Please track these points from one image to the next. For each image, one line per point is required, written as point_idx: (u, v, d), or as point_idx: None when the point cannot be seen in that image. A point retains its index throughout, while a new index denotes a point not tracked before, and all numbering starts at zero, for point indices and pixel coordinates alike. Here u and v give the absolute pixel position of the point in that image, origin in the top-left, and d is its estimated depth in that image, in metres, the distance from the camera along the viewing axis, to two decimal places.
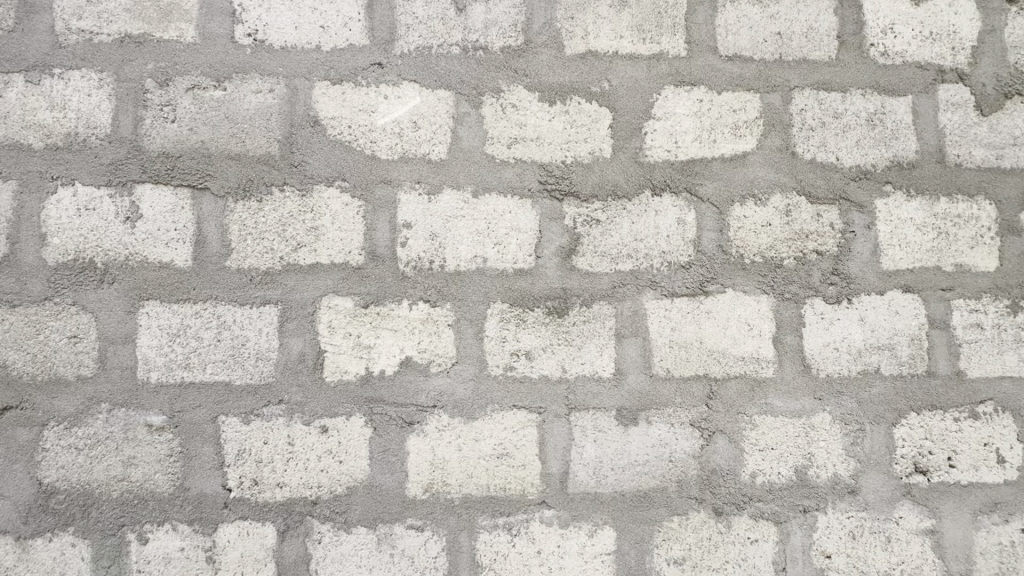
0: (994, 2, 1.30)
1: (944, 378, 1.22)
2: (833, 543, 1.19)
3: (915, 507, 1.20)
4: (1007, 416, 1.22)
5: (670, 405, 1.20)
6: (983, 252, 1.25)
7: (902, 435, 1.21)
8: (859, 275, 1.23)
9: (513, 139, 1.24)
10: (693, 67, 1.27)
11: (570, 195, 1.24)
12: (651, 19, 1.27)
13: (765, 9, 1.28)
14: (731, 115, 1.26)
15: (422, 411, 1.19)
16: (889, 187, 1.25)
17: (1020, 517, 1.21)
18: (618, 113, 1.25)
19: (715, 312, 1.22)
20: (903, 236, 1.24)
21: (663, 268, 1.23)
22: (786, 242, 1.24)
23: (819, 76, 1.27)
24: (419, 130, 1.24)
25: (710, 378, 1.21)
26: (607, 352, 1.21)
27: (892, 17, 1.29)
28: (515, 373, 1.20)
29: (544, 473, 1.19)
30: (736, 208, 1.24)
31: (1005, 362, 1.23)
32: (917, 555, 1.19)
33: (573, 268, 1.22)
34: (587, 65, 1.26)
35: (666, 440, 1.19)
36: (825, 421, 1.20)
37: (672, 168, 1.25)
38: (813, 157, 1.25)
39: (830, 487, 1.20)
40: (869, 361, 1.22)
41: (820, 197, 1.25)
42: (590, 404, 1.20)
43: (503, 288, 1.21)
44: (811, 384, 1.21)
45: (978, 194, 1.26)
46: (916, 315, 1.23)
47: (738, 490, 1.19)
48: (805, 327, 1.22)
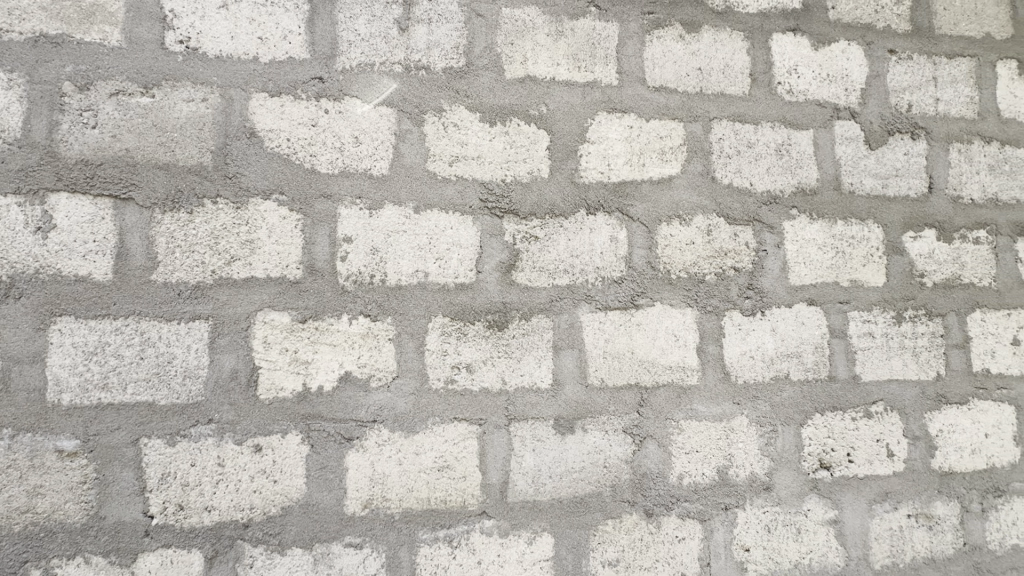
0: (878, 51, 1.49)
1: (843, 382, 1.36)
2: (751, 537, 1.29)
3: (821, 500, 1.32)
4: (894, 414, 1.38)
5: (604, 413, 1.26)
6: (873, 269, 1.41)
7: (809, 435, 1.33)
8: (771, 290, 1.36)
9: (455, 157, 1.28)
10: (624, 95, 1.36)
11: (510, 212, 1.28)
12: (586, 50, 1.35)
13: (688, 46, 1.40)
14: (658, 141, 1.36)
15: (361, 426, 1.18)
16: (795, 211, 1.39)
17: (908, 504, 1.36)
18: (555, 135, 1.32)
19: (645, 324, 1.30)
20: (807, 255, 1.38)
21: (598, 283, 1.29)
22: (708, 259, 1.34)
23: (734, 109, 1.40)
24: (361, 145, 1.25)
25: (641, 387, 1.28)
26: (545, 363, 1.26)
27: (795, 60, 1.45)
28: (456, 386, 1.22)
29: (484, 484, 1.21)
30: (664, 227, 1.33)
31: (893, 367, 1.39)
32: (823, 544, 1.32)
33: (512, 282, 1.27)
34: (526, 89, 1.32)
35: (600, 447, 1.25)
36: (743, 424, 1.31)
37: (605, 189, 1.32)
38: (730, 181, 1.37)
39: (747, 485, 1.30)
40: (780, 368, 1.34)
41: (736, 219, 1.37)
42: (529, 414, 1.24)
43: (444, 303, 1.24)
44: (731, 389, 1.31)
45: (868, 218, 1.43)
46: (819, 326, 1.37)
47: (667, 491, 1.27)
48: (725, 337, 1.33)
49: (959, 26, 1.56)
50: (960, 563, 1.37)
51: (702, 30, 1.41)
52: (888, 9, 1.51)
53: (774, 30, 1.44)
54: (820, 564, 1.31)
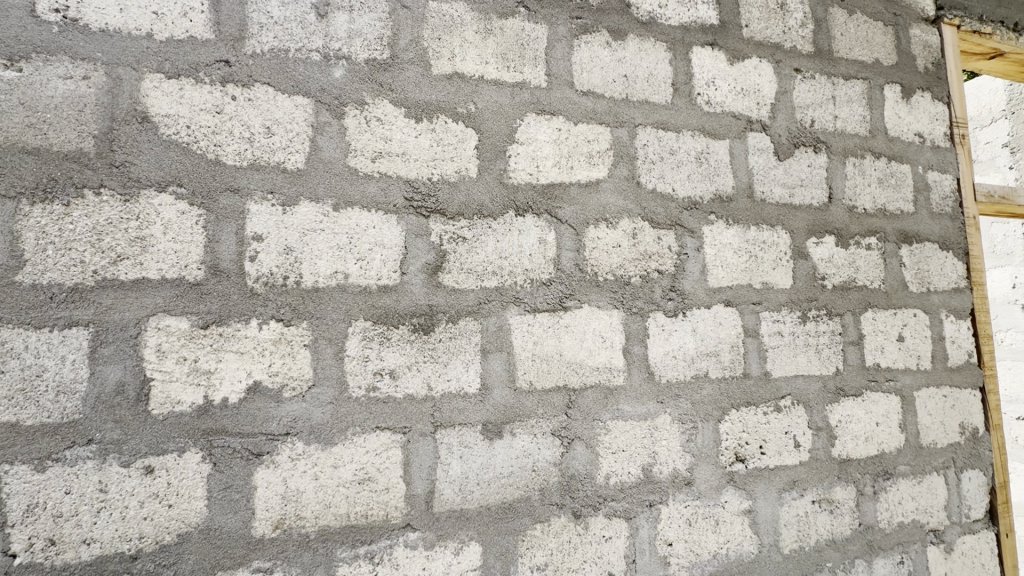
0: (786, 70, 1.60)
1: (756, 379, 1.44)
2: (673, 532, 1.32)
3: (737, 491, 1.39)
4: (801, 407, 1.48)
5: (533, 416, 1.25)
6: (782, 272, 1.51)
7: (726, 430, 1.40)
8: (691, 292, 1.41)
9: (378, 153, 1.22)
10: (552, 98, 1.36)
11: (436, 212, 1.24)
12: (515, 50, 1.34)
13: (614, 53, 1.42)
14: (585, 144, 1.37)
15: (272, 440, 1.09)
16: (713, 216, 1.46)
17: (812, 491, 1.46)
18: (483, 135, 1.30)
19: (573, 326, 1.30)
20: (724, 258, 1.45)
21: (526, 285, 1.28)
22: (633, 261, 1.37)
23: (658, 116, 1.44)
24: (274, 137, 1.16)
25: (569, 389, 1.28)
26: (473, 367, 1.22)
27: (713, 73, 1.52)
28: (378, 393, 1.16)
29: (409, 495, 1.16)
30: (591, 230, 1.35)
31: (799, 363, 1.49)
32: (739, 533, 1.38)
33: (438, 284, 1.23)
34: (453, 86, 1.29)
35: (529, 450, 1.24)
36: (666, 422, 1.35)
37: (533, 191, 1.32)
38: (654, 187, 1.42)
39: (670, 481, 1.34)
40: (700, 366, 1.40)
41: (660, 223, 1.41)
42: (456, 420, 1.20)
43: (366, 306, 1.17)
44: (655, 389, 1.35)
45: (778, 224, 1.53)
46: (735, 326, 1.44)
47: (595, 491, 1.28)
48: (650, 338, 1.36)
49: (854, 50, 1.71)
50: (856, 542, 1.49)
51: (627, 38, 1.44)
52: (794, 31, 1.63)
53: (694, 43, 1.51)
54: (736, 552, 1.37)
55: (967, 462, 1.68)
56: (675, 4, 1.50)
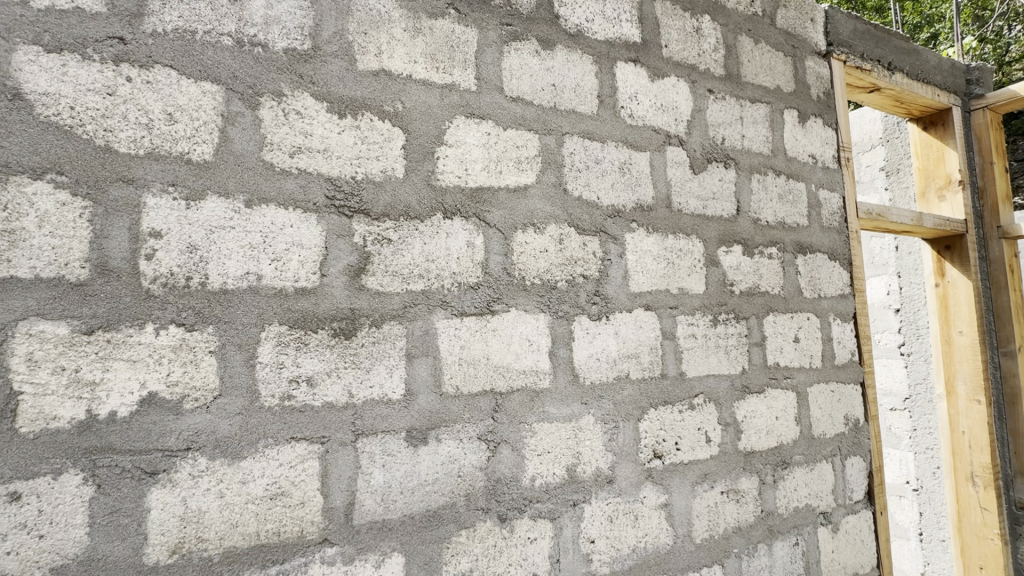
0: (701, 90, 1.72)
1: (672, 379, 1.53)
2: (595, 530, 1.36)
3: (654, 487, 1.46)
4: (712, 405, 1.59)
5: (459, 421, 1.24)
6: (696, 279, 1.61)
7: (645, 428, 1.46)
8: (614, 296, 1.47)
9: (297, 148, 1.16)
10: (482, 101, 1.36)
11: (360, 212, 1.20)
12: (444, 51, 1.33)
13: (543, 62, 1.45)
14: (514, 150, 1.39)
15: (170, 457, 0.99)
16: (634, 224, 1.53)
17: (721, 483, 1.57)
18: (410, 135, 1.27)
19: (500, 330, 1.31)
20: (644, 264, 1.53)
21: (453, 288, 1.27)
22: (560, 266, 1.40)
23: (584, 126, 1.49)
24: (177, 124, 1.06)
25: (495, 392, 1.29)
26: (397, 372, 1.19)
27: (635, 88, 1.60)
28: (293, 402, 1.09)
29: (327, 508, 1.10)
30: (519, 234, 1.36)
31: (711, 364, 1.60)
32: (656, 527, 1.45)
33: (362, 287, 1.18)
34: (379, 83, 1.25)
35: (454, 455, 1.23)
36: (590, 422, 1.39)
37: (462, 194, 1.31)
38: (580, 194, 1.46)
39: (593, 480, 1.38)
40: (622, 368, 1.45)
41: (585, 229, 1.45)
42: (378, 428, 1.16)
43: (280, 309, 1.11)
44: (580, 391, 1.39)
45: (692, 233, 1.63)
46: (654, 329, 1.51)
47: (520, 494, 1.29)
48: (575, 341, 1.40)
49: (759, 76, 1.87)
50: (758, 528, 1.62)
51: (556, 49, 1.48)
52: (707, 55, 1.75)
53: (618, 58, 1.57)
54: (653, 545, 1.44)
55: (850, 449, 1.88)
56: (601, 20, 1.56)
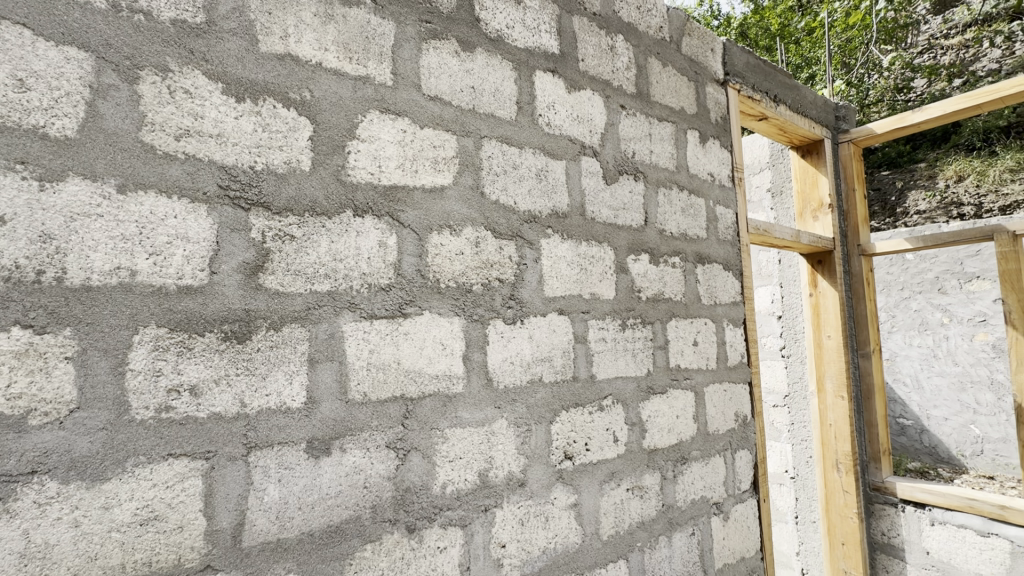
0: (614, 105, 1.80)
1: (584, 381, 1.58)
2: (506, 534, 1.36)
3: (564, 487, 1.49)
4: (620, 406, 1.66)
5: (366, 429, 1.18)
6: (606, 285, 1.68)
7: (557, 430, 1.49)
8: (529, 300, 1.49)
9: (184, 130, 1.04)
10: (398, 97, 1.32)
11: (259, 205, 1.10)
12: (358, 41, 1.27)
13: (462, 63, 1.44)
14: (431, 149, 1.36)
15: (9, 483, 0.84)
16: (550, 230, 1.56)
17: (627, 480, 1.64)
18: (319, 126, 1.20)
19: (412, 333, 1.27)
20: (558, 270, 1.56)
21: (362, 289, 1.21)
22: (475, 269, 1.39)
23: (502, 130, 1.50)
24: (29, 92, 0.91)
25: (406, 398, 1.24)
26: (297, 379, 1.11)
27: (553, 97, 1.63)
28: (172, 414, 0.98)
29: (210, 530, 0.99)
30: (434, 236, 1.33)
31: (619, 366, 1.67)
32: (565, 527, 1.48)
33: (259, 287, 1.09)
34: (285, 68, 1.16)
35: (360, 466, 1.16)
36: (503, 426, 1.39)
37: (374, 192, 1.25)
38: (498, 198, 1.46)
39: (505, 484, 1.38)
40: (535, 371, 1.47)
41: (502, 233, 1.46)
42: (274, 440, 1.07)
43: (159, 309, 0.98)
44: (493, 395, 1.38)
45: (604, 241, 1.70)
46: (566, 333, 1.55)
47: (430, 502, 1.25)
48: (489, 345, 1.39)
49: (666, 97, 2.00)
50: (659, 521, 1.72)
51: (476, 51, 1.47)
52: (621, 72, 1.85)
53: (537, 67, 1.61)
54: (562, 545, 1.47)
55: (740, 443, 2.06)
56: (522, 28, 1.59)
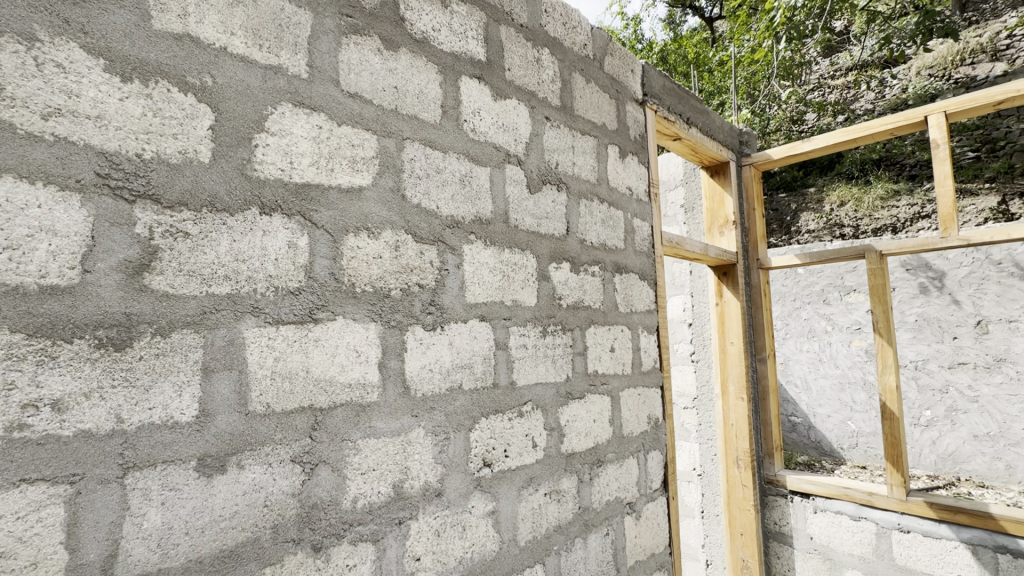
0: (539, 116, 1.84)
1: (504, 387, 1.58)
2: (421, 546, 1.32)
3: (482, 495, 1.48)
4: (539, 411, 1.68)
5: (268, 443, 1.09)
6: (528, 292, 1.70)
7: (476, 437, 1.48)
8: (449, 306, 1.47)
9: (53, 109, 0.91)
10: (313, 91, 1.25)
11: (146, 197, 0.99)
12: (269, 29, 1.19)
13: (385, 62, 1.40)
14: (349, 148, 1.30)
15: None
16: (472, 236, 1.56)
17: (545, 485, 1.67)
18: (221, 115, 1.10)
19: (323, 340, 1.20)
20: (480, 277, 1.56)
21: (268, 293, 1.13)
22: (394, 274, 1.35)
23: (426, 133, 1.48)
24: None
25: (315, 409, 1.17)
26: (188, 391, 1.01)
27: (478, 104, 1.64)
28: (27, 433, 0.85)
29: (73, 565, 0.87)
30: (350, 238, 1.28)
31: (539, 372, 1.70)
32: (482, 535, 1.47)
33: (143, 288, 0.98)
34: (183, 50, 1.06)
35: (260, 483, 1.08)
36: (420, 435, 1.35)
37: (284, 189, 1.18)
38: (419, 202, 1.43)
39: (421, 495, 1.34)
40: (455, 378, 1.45)
41: (423, 237, 1.43)
42: (158, 459, 0.96)
43: (14, 313, 0.85)
44: (410, 403, 1.34)
45: (527, 248, 1.72)
46: (487, 339, 1.55)
47: (339, 519, 1.18)
48: (407, 352, 1.35)
49: (588, 112, 2.08)
50: (575, 523, 1.76)
51: (399, 51, 1.44)
52: (546, 84, 1.89)
53: (463, 72, 1.60)
54: (479, 554, 1.46)
55: (651, 445, 2.16)
56: (448, 32, 1.57)
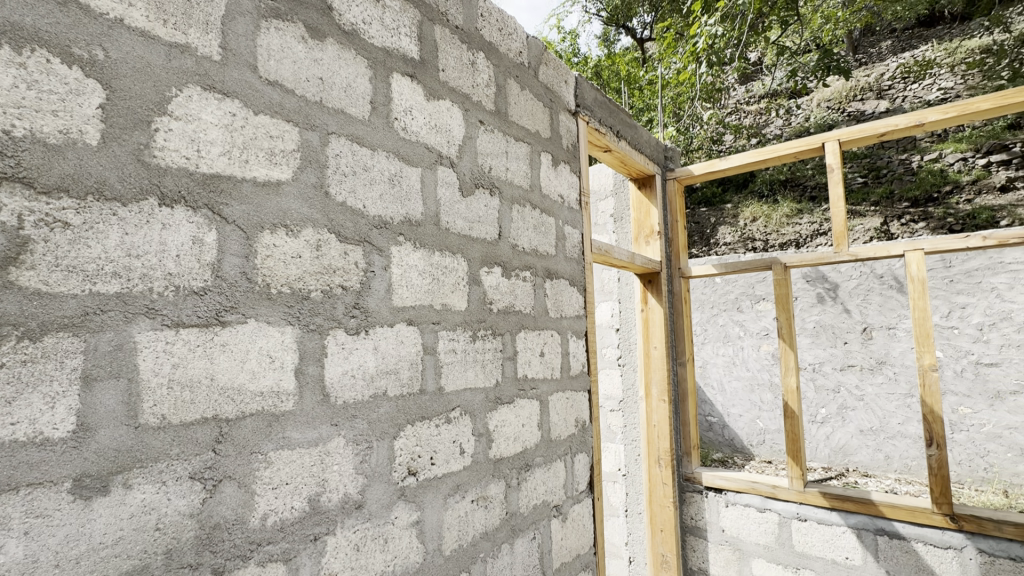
0: (472, 119, 1.83)
1: (431, 393, 1.55)
2: (339, 562, 1.26)
3: (406, 505, 1.43)
4: (467, 417, 1.66)
5: (162, 459, 0.99)
6: (459, 296, 1.68)
7: (401, 445, 1.43)
8: (375, 310, 1.41)
9: None
10: (226, 76, 1.16)
11: (14, 181, 0.87)
12: (176, 3, 1.09)
13: (310, 51, 1.33)
14: (266, 139, 1.22)
15: None
16: (401, 238, 1.51)
17: (472, 491, 1.64)
18: (114, 93, 0.99)
19: (231, 345, 1.11)
20: (409, 280, 1.52)
21: (166, 293, 1.02)
22: (314, 274, 1.28)
23: (353, 129, 1.41)
24: None
25: (220, 420, 1.08)
26: (64, 403, 0.89)
27: (410, 102, 1.60)
28: None
29: None
30: (265, 235, 1.19)
31: (468, 377, 1.68)
32: (406, 547, 1.42)
33: (8, 284, 0.85)
34: (68, 16, 0.94)
35: (151, 504, 0.97)
36: (339, 445, 1.29)
37: (189, 179, 1.08)
38: (344, 200, 1.37)
39: (339, 508, 1.27)
40: (379, 385, 1.40)
41: (348, 237, 1.37)
42: (22, 481, 0.84)
43: None
44: (329, 411, 1.27)
45: (458, 252, 1.70)
46: (415, 344, 1.51)
47: (245, 539, 1.09)
48: (327, 357, 1.28)
49: (522, 118, 2.10)
50: (502, 529, 1.75)
51: (326, 41, 1.37)
52: (480, 88, 1.89)
53: (394, 69, 1.55)
54: (401, 566, 1.40)
55: (578, 447, 2.21)
56: (380, 26, 1.52)
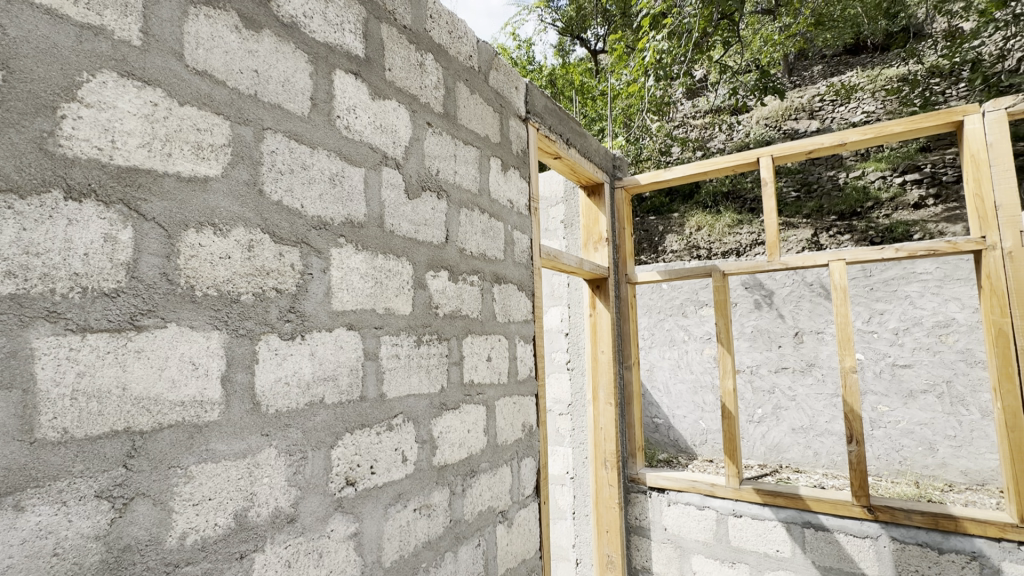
0: (420, 120, 1.81)
1: (372, 400, 1.50)
2: None
3: (343, 517, 1.38)
4: (410, 424, 1.62)
5: (61, 477, 0.90)
6: (403, 300, 1.64)
7: (338, 455, 1.38)
8: (313, 314, 1.36)
9: None
10: (147, 62, 1.08)
11: None
12: None
13: (244, 42, 1.26)
14: (193, 132, 1.15)
15: None
16: (342, 240, 1.46)
17: (414, 500, 1.61)
18: (13, 74, 0.90)
19: (147, 351, 1.03)
20: (350, 283, 1.47)
21: (71, 294, 0.94)
22: (244, 276, 1.21)
23: (290, 125, 1.36)
24: None
25: (133, 432, 0.99)
26: None
27: (354, 101, 1.55)
28: None
29: None
30: (190, 234, 1.12)
31: (411, 384, 1.64)
32: (342, 560, 1.36)
33: None
34: None
35: (49, 527, 0.88)
36: (270, 457, 1.22)
37: (102, 172, 0.99)
38: (280, 199, 1.31)
39: (269, 523, 1.21)
40: (316, 392, 1.34)
41: (283, 237, 1.31)
42: None
43: None
44: (259, 421, 1.21)
45: (403, 255, 1.67)
46: (355, 349, 1.46)
47: (160, 560, 1.01)
48: (258, 364, 1.22)
49: (471, 122, 2.09)
50: (446, 537, 1.72)
51: (263, 33, 1.31)
52: (428, 90, 1.87)
53: (337, 66, 1.51)
54: None
55: (525, 451, 2.21)
56: (322, 21, 1.47)
